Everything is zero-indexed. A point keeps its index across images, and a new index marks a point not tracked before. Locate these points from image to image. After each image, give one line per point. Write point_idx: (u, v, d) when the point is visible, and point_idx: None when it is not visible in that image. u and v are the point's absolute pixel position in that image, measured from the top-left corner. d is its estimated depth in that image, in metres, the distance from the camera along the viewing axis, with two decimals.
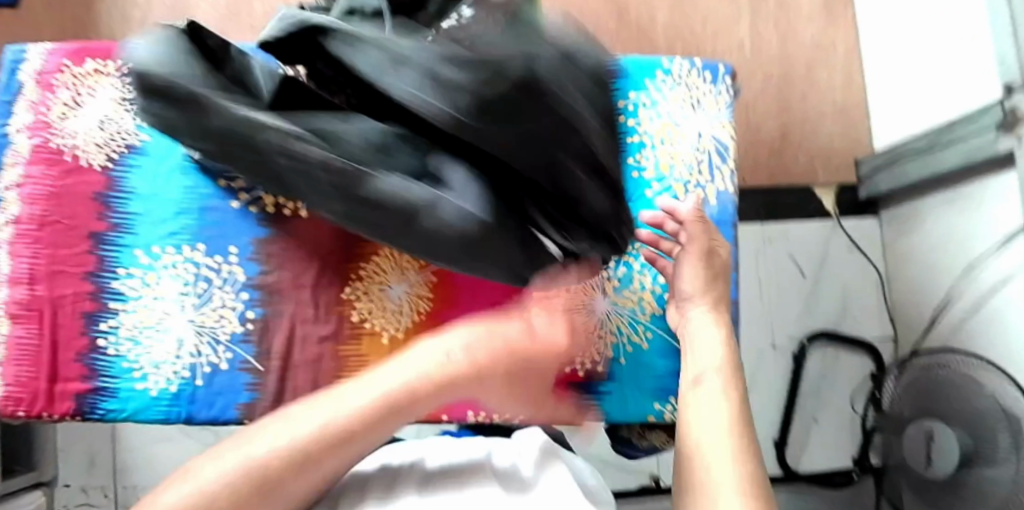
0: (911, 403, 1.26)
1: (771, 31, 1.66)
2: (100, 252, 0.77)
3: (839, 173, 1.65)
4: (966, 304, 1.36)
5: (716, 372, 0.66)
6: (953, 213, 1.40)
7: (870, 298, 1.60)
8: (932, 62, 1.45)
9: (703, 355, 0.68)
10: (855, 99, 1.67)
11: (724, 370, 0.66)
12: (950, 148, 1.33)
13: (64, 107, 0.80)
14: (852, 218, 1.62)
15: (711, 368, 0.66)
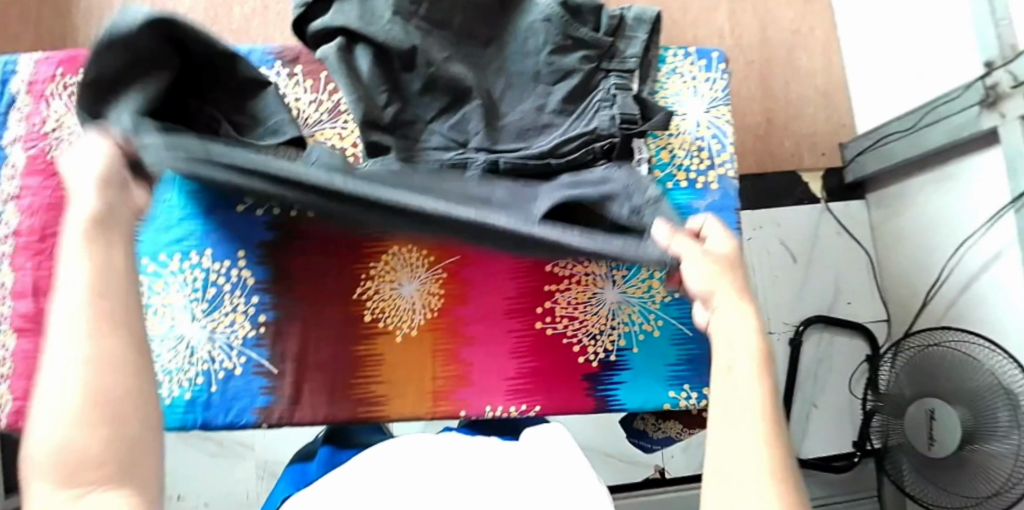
0: (912, 381, 1.30)
1: (751, 19, 1.69)
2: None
3: (826, 157, 1.67)
4: (959, 280, 1.40)
5: (754, 364, 0.57)
6: (941, 192, 1.44)
7: (862, 279, 1.63)
8: (910, 45, 1.49)
9: (744, 365, 0.57)
10: (836, 82, 1.70)
11: (768, 396, 0.55)
12: (934, 128, 1.37)
13: (57, 116, 0.79)
14: (839, 201, 1.65)
15: (749, 371, 0.57)
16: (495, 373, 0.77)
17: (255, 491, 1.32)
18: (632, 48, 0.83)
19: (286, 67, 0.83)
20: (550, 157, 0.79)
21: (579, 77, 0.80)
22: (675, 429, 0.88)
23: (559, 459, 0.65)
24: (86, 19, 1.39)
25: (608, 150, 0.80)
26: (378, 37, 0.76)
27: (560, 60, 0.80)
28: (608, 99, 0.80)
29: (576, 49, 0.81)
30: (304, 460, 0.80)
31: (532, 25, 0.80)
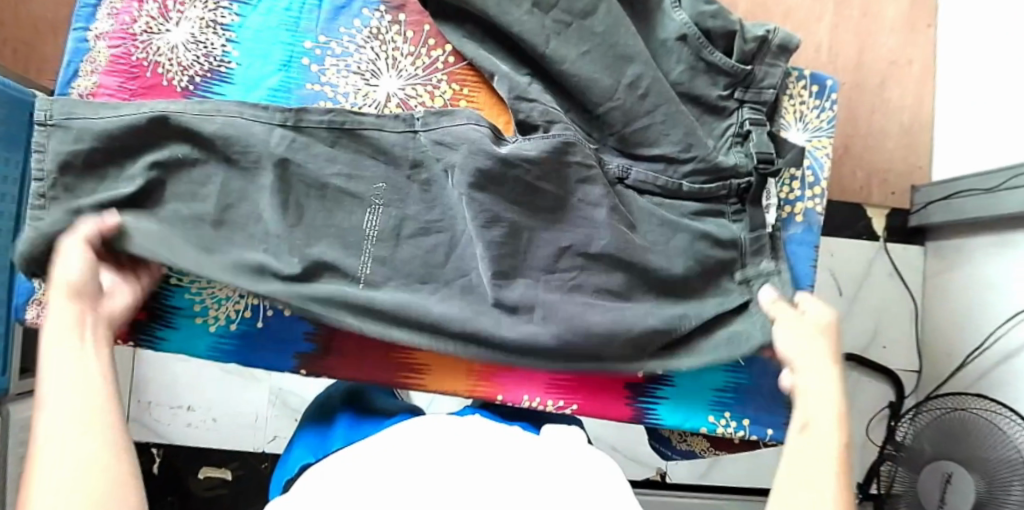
0: (934, 439, 1.27)
1: (850, 39, 1.61)
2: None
3: (894, 197, 1.62)
4: (1000, 351, 1.36)
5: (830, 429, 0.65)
6: (1005, 259, 1.39)
7: (903, 326, 1.60)
8: (1011, 101, 1.41)
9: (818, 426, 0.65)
10: (923, 122, 1.64)
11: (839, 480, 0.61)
12: (1014, 192, 1.31)
13: (149, 19, 0.79)
14: (898, 244, 1.61)
15: (825, 447, 0.63)
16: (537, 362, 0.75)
17: (266, 416, 1.34)
18: (768, 77, 0.82)
19: (389, 12, 0.82)
20: (683, 179, 0.80)
21: (716, 108, 0.81)
22: (700, 446, 0.87)
23: (585, 455, 0.63)
24: None
25: (744, 189, 0.81)
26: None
27: (694, 82, 0.80)
28: (740, 134, 0.81)
29: (709, 73, 0.81)
30: (320, 424, 0.79)
31: (667, 42, 0.80)
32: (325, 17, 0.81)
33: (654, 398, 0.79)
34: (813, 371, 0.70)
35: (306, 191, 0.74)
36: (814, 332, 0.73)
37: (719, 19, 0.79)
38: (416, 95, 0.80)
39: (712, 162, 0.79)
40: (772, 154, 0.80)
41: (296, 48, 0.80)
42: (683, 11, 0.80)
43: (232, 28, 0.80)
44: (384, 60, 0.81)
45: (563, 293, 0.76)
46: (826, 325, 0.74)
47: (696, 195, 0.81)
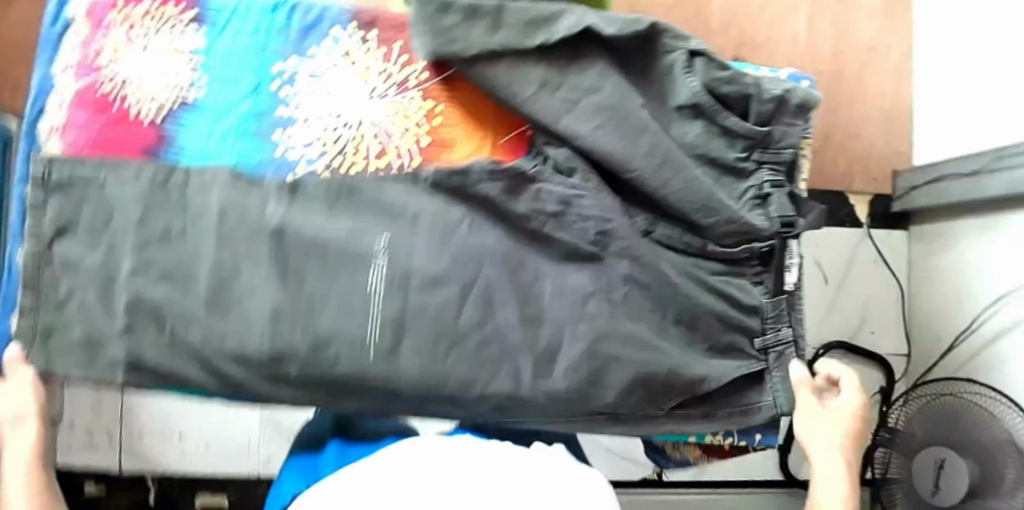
0: (926, 423, 1.28)
1: (827, 27, 1.61)
2: (158, 210, 0.74)
3: (876, 183, 1.62)
4: (988, 333, 1.38)
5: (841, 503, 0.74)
6: (988, 241, 1.40)
7: (890, 311, 1.60)
8: (990, 84, 1.42)
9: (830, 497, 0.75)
10: (902, 108, 1.64)
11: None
12: (996, 175, 1.32)
13: (114, 47, 0.77)
14: (882, 229, 1.61)
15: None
16: (520, 386, 0.76)
17: (257, 436, 1.34)
18: (787, 137, 0.80)
19: (361, 30, 0.80)
20: (709, 241, 0.81)
21: (735, 170, 0.81)
22: (693, 452, 0.89)
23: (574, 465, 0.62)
24: None
25: (767, 251, 0.82)
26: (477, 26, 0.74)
27: (710, 144, 0.79)
28: (759, 200, 0.81)
29: (726, 136, 0.80)
30: (312, 451, 0.79)
31: (678, 108, 0.79)
32: (295, 38, 0.79)
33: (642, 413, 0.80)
34: (830, 440, 0.78)
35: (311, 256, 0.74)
36: (845, 416, 0.79)
37: (733, 84, 0.78)
38: (393, 115, 0.79)
39: (735, 225, 0.79)
40: (793, 217, 0.81)
41: (266, 73, 0.78)
42: (695, 75, 0.78)
43: (199, 54, 0.78)
44: (356, 80, 0.79)
45: (551, 306, 0.76)
46: (854, 408, 0.79)
47: (721, 257, 0.82)
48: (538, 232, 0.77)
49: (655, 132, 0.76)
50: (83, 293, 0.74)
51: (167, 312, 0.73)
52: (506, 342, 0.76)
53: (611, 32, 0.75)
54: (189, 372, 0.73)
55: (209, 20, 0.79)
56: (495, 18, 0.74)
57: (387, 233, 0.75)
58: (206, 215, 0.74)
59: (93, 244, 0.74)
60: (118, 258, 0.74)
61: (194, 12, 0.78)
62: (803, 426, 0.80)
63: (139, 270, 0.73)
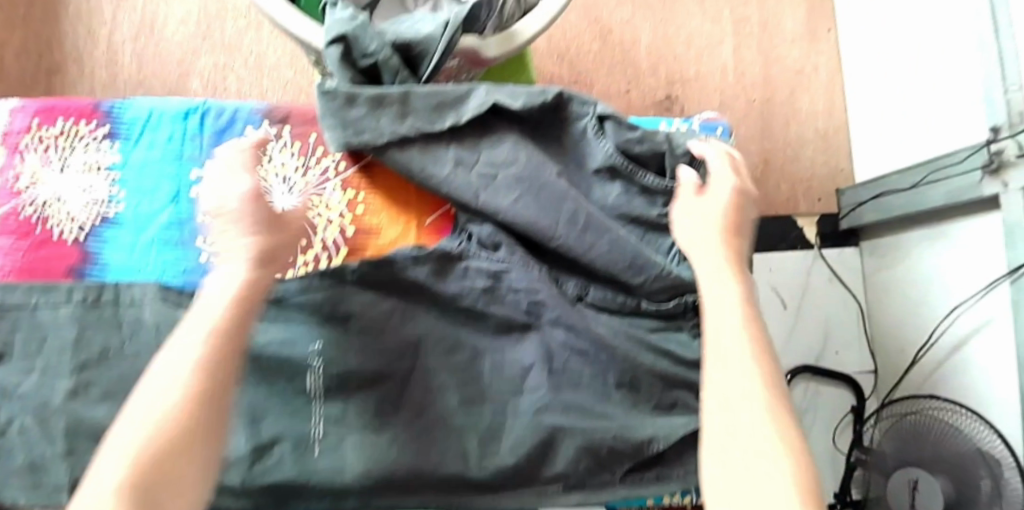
0: (894, 442, 1.29)
1: (755, 56, 1.66)
2: (95, 327, 0.73)
3: (821, 203, 1.66)
4: (949, 342, 1.40)
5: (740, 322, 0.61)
6: (936, 252, 1.43)
7: (851, 327, 1.62)
8: (917, 97, 1.47)
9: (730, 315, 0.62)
10: (837, 127, 1.68)
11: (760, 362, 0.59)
12: (934, 187, 1.36)
13: (32, 171, 0.77)
14: (832, 248, 1.63)
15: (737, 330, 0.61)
16: (469, 469, 0.73)
17: None
18: None
19: (274, 126, 0.82)
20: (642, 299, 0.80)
21: (658, 225, 0.81)
22: None
23: None
24: (71, 27, 1.37)
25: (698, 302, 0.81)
26: (386, 117, 0.76)
27: (631, 205, 0.80)
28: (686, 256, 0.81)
29: (644, 194, 0.81)
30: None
31: (596, 171, 0.80)
32: (208, 143, 0.80)
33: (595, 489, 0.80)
34: (710, 248, 0.69)
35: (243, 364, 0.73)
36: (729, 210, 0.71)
37: (645, 144, 0.80)
38: (312, 207, 0.80)
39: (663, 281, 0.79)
40: None
41: (183, 180, 0.79)
42: (607, 140, 0.80)
43: (115, 168, 0.78)
44: (273, 178, 0.80)
45: (491, 384, 0.76)
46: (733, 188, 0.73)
47: (656, 314, 0.81)
48: (473, 311, 0.78)
49: (575, 197, 0.78)
50: (21, 420, 0.69)
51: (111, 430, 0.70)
52: (450, 425, 0.74)
53: (519, 106, 0.78)
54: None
55: (122, 133, 0.79)
56: (401, 105, 0.77)
57: (319, 342, 0.74)
58: (141, 330, 0.73)
59: (27, 370, 0.71)
60: (54, 380, 0.71)
61: (108, 128, 0.79)
62: (678, 224, 0.74)
63: (77, 392, 0.71)
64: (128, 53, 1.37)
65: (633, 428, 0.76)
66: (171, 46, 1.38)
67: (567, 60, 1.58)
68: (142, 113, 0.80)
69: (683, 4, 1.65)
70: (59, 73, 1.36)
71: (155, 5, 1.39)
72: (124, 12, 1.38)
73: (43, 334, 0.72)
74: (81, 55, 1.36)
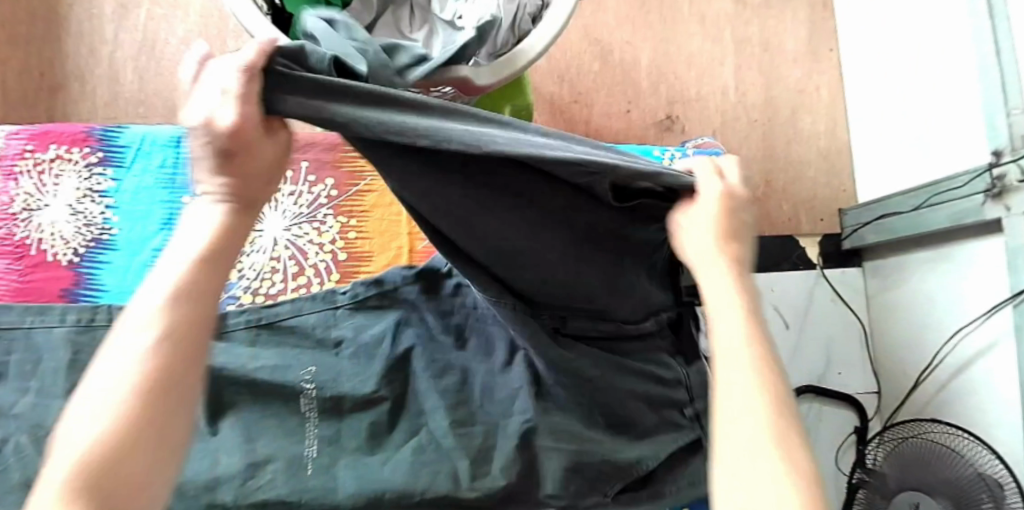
0: (895, 465, 1.26)
1: (756, 76, 1.67)
2: (87, 351, 0.73)
3: (823, 222, 1.65)
4: (952, 365, 1.38)
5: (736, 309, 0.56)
6: (938, 274, 1.42)
7: (853, 348, 1.59)
8: (919, 119, 1.47)
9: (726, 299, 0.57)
10: (839, 146, 1.68)
11: (759, 357, 0.54)
12: (936, 210, 1.35)
13: (26, 196, 0.78)
14: (836, 269, 1.62)
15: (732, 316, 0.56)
16: (460, 489, 0.73)
17: None
18: None
19: None
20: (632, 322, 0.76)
21: None
22: None
23: None
24: (75, 46, 1.39)
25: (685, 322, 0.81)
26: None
27: None
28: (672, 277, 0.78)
29: None
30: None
31: None
32: None
33: None
34: (705, 254, 0.59)
35: (236, 388, 0.73)
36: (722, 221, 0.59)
37: None
38: (305, 234, 0.82)
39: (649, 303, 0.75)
40: None
41: (177, 204, 0.80)
42: None
43: (109, 193, 0.79)
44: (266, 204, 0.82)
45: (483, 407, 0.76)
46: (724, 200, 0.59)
47: None
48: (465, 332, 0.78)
49: None
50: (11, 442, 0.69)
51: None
52: (440, 446, 0.74)
53: None
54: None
55: (116, 158, 0.80)
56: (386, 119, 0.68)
57: (312, 366, 0.74)
58: None
59: (22, 389, 0.71)
60: (48, 400, 0.71)
61: (102, 152, 0.80)
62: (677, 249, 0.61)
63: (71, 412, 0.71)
64: (131, 72, 1.39)
65: (621, 451, 0.75)
66: (173, 65, 1.40)
67: (567, 79, 1.59)
68: (135, 138, 0.81)
69: (684, 24, 1.66)
70: (63, 91, 1.37)
71: (158, 24, 1.41)
72: (128, 31, 1.40)
73: (37, 355, 0.72)
74: (84, 73, 1.38)
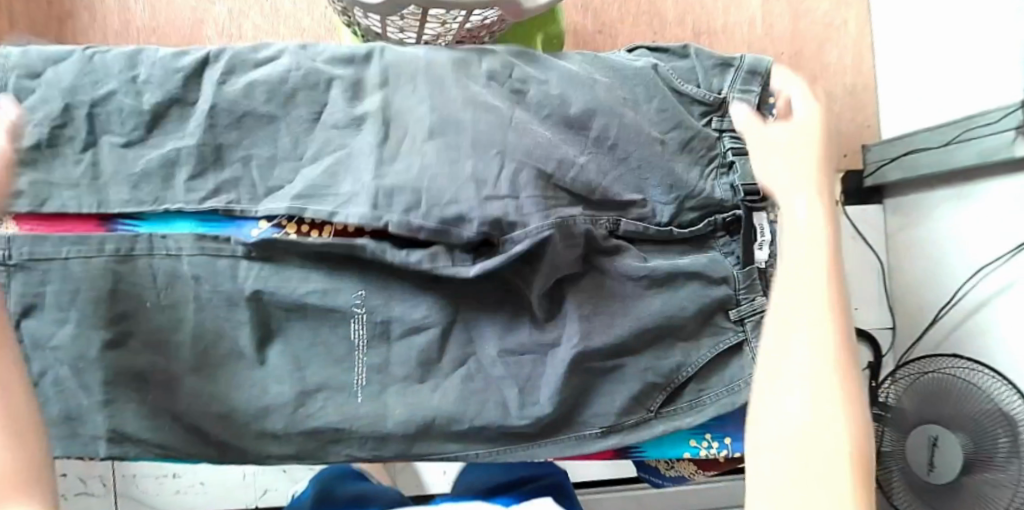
0: (913, 399, 1.29)
1: (785, 8, 1.61)
2: (129, 281, 0.69)
3: (846, 159, 1.63)
4: (971, 302, 1.39)
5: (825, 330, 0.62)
6: (962, 212, 1.41)
7: (871, 285, 1.61)
8: (952, 54, 1.43)
9: (806, 307, 0.63)
10: (865, 82, 1.64)
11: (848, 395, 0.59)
12: (963, 146, 1.32)
13: None
14: (856, 205, 1.61)
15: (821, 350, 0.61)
16: (510, 417, 0.73)
17: (253, 472, 1.32)
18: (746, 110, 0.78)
19: None
20: (672, 224, 0.76)
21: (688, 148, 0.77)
22: (689, 469, 0.89)
23: None
24: None
25: (731, 221, 0.78)
26: (420, 78, 0.74)
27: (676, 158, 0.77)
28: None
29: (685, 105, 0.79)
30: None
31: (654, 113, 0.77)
32: None
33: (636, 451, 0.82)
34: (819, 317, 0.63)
35: (285, 315, 0.71)
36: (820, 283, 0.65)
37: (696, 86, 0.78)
38: None
39: (697, 199, 0.77)
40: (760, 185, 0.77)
41: None
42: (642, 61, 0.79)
43: None
44: None
45: (534, 333, 0.75)
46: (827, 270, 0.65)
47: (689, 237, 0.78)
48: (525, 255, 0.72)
49: (615, 120, 0.74)
50: (57, 371, 0.68)
51: (150, 379, 0.69)
52: (489, 374, 0.74)
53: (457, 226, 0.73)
54: (173, 440, 0.70)
55: None
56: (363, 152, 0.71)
57: (362, 289, 0.72)
58: (179, 282, 0.70)
59: (61, 320, 0.68)
60: (91, 332, 0.68)
61: None
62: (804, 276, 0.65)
63: (117, 342, 0.69)
64: None
65: (663, 357, 0.75)
66: None
67: (592, 9, 1.53)
68: None
69: None
70: (71, 20, 1.31)
71: None
72: None
73: (75, 286, 0.68)
74: None
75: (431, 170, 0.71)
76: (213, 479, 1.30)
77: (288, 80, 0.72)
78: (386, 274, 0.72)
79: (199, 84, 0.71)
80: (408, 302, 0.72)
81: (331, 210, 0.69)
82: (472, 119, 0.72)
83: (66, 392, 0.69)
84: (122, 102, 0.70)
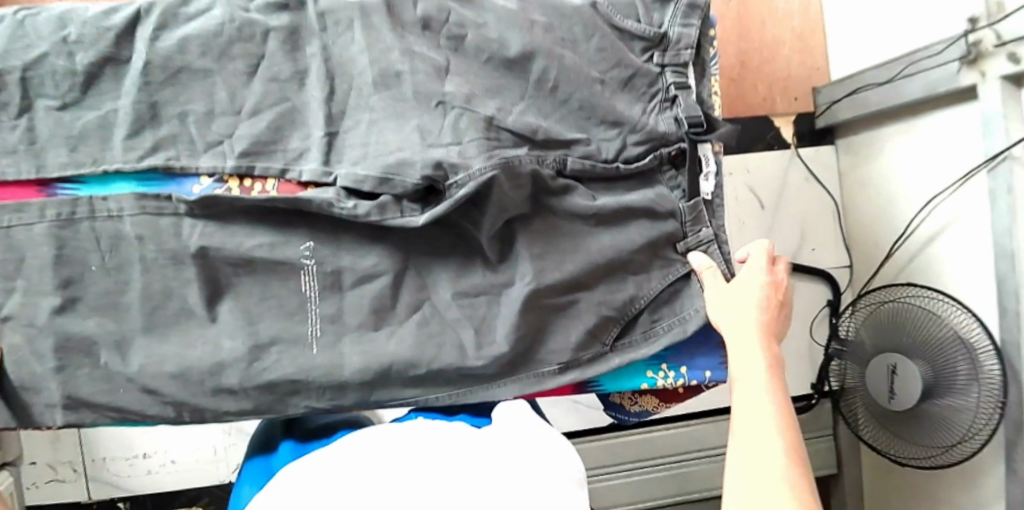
0: (874, 333, 1.33)
1: None
2: (72, 246, 0.67)
3: (797, 102, 1.65)
4: (923, 234, 1.42)
5: (761, 368, 0.69)
6: (914, 147, 1.43)
7: (827, 225, 1.64)
8: None
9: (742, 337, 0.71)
10: (813, 25, 1.65)
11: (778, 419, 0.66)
12: (911, 80, 1.35)
13: None
14: (809, 147, 1.64)
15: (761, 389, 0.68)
16: (468, 358, 0.74)
17: (225, 447, 1.31)
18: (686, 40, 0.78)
19: None
20: (618, 160, 0.76)
21: (628, 84, 0.77)
22: (650, 402, 0.91)
23: (524, 451, 0.65)
24: None
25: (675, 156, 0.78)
26: (357, 27, 0.72)
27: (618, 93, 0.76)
28: (699, 99, 0.80)
29: (624, 41, 0.78)
30: (264, 452, 0.83)
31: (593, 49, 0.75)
32: None
33: (594, 386, 0.83)
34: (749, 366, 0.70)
35: (234, 271, 0.70)
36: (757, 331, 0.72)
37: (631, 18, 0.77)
38: None
39: (643, 132, 0.76)
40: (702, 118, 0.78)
41: None
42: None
43: None
44: None
45: (487, 275, 0.75)
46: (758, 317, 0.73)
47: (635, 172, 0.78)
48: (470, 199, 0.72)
49: (556, 58, 0.74)
50: (6, 341, 0.67)
51: (101, 344, 0.68)
52: (445, 318, 0.74)
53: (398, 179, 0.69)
54: (129, 402, 0.69)
55: None
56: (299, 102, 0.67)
57: (310, 241, 0.71)
58: (124, 243, 0.68)
59: (7, 290, 0.67)
60: (37, 298, 0.67)
61: None
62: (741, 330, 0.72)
63: (65, 308, 0.67)
64: None
65: (617, 290, 0.77)
66: None
67: None
68: None
69: None
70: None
71: None
72: None
73: (17, 253, 0.66)
74: None
75: (379, 123, 0.70)
76: (188, 454, 1.30)
77: (222, 33, 0.69)
78: (335, 224, 0.72)
79: (131, 41, 0.69)
80: (359, 251, 0.72)
81: (283, 167, 0.69)
82: (409, 69, 0.71)
83: (14, 362, 0.67)
84: (53, 63, 0.67)
